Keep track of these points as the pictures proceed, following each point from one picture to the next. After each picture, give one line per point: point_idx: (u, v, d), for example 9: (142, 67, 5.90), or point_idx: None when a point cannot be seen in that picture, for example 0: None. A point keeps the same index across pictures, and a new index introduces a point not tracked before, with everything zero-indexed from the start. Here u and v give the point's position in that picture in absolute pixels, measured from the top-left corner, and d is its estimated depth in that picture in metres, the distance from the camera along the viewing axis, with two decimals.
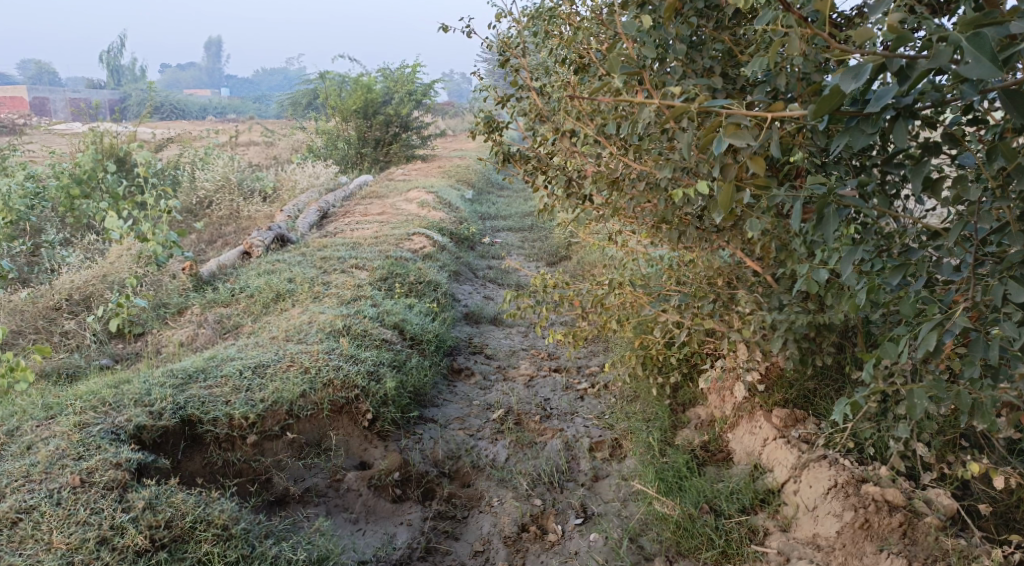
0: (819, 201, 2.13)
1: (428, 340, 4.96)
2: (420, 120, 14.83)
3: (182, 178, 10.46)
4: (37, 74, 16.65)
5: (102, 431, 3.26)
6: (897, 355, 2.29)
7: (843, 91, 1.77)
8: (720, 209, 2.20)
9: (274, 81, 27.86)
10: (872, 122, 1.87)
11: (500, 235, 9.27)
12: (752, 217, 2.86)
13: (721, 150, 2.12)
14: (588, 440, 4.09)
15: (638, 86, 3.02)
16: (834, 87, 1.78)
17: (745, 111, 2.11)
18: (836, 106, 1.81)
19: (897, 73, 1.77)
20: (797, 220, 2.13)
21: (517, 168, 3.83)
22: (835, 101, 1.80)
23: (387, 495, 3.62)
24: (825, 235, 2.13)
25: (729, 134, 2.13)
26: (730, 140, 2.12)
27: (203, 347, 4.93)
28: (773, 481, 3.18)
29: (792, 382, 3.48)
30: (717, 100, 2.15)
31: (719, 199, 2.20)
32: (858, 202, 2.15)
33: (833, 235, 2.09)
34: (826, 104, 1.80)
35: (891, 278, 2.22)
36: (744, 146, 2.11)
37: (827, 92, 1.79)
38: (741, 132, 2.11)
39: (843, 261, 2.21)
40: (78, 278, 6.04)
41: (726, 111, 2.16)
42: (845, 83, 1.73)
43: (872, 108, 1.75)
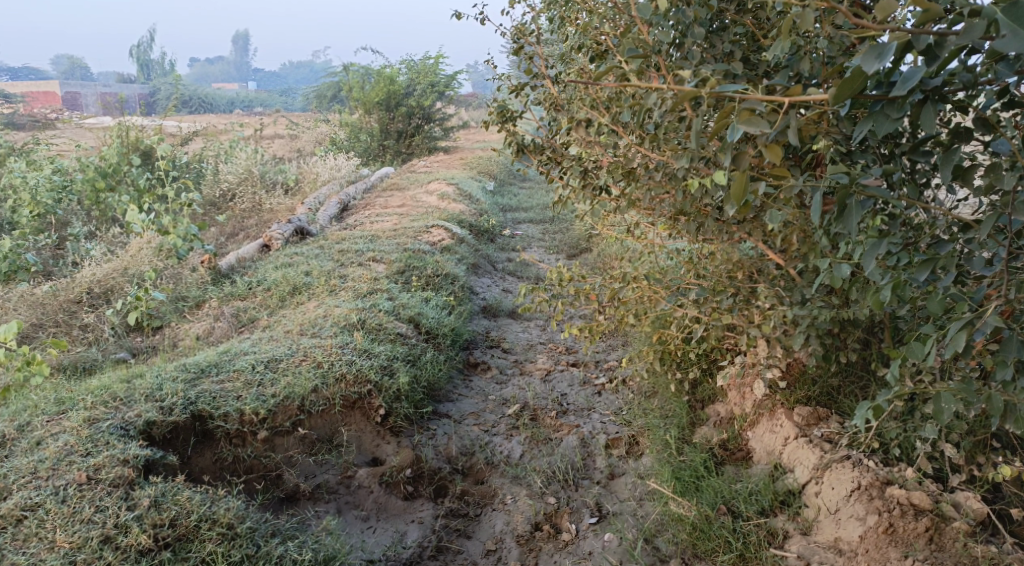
0: (841, 192, 2.01)
1: (445, 334, 4.91)
2: (443, 111, 14.77)
3: (207, 171, 10.52)
4: (69, 69, 16.90)
5: (112, 426, 3.25)
6: (924, 356, 2.22)
7: (865, 73, 1.66)
8: (734, 200, 2.09)
9: (300, 73, 27.92)
10: (899, 106, 1.75)
11: (520, 228, 9.18)
12: (773, 209, 2.74)
13: (735, 139, 2.00)
14: (604, 438, 4.01)
15: (653, 72, 2.92)
16: (856, 70, 1.66)
17: (761, 97, 1.98)
18: (857, 89, 1.70)
19: (924, 52, 1.65)
20: (816, 214, 2.01)
21: (532, 159, 3.74)
22: (856, 84, 1.69)
23: (399, 492, 3.56)
24: (847, 228, 2.01)
25: (743, 121, 2.00)
26: (744, 127, 2.00)
27: (218, 340, 4.92)
28: (794, 482, 3.06)
29: (815, 379, 3.37)
30: (732, 85, 2.02)
31: (733, 189, 2.08)
32: (883, 193, 2.02)
33: (855, 228, 1.97)
34: (847, 87, 1.69)
35: (917, 274, 2.09)
36: (759, 134, 1.98)
37: (849, 74, 1.67)
38: (756, 119, 1.98)
39: (866, 257, 2.06)
40: (98, 271, 6.07)
41: (740, 97, 2.03)
42: (868, 64, 1.61)
43: (897, 90, 1.64)
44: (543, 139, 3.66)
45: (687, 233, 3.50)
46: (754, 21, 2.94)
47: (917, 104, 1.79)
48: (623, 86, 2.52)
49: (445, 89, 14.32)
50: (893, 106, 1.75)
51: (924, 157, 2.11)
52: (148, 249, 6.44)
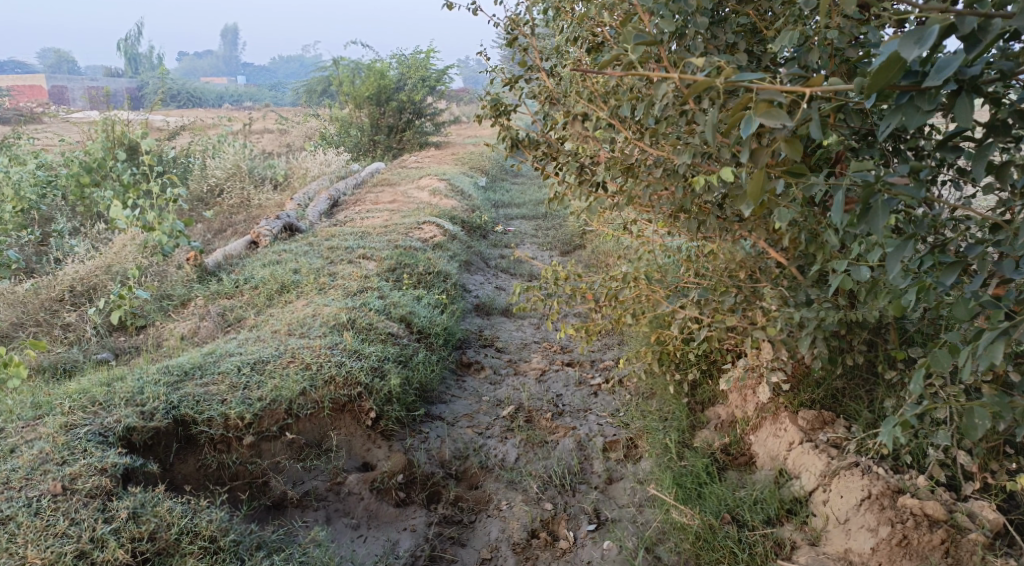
0: (864, 191, 1.89)
1: (437, 333, 4.79)
2: (434, 106, 14.61)
3: (194, 166, 10.35)
4: (55, 62, 16.64)
5: (90, 433, 3.12)
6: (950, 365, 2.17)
7: (901, 60, 1.55)
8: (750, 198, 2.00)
9: (289, 67, 27.62)
10: (930, 98, 1.64)
11: (513, 224, 9.07)
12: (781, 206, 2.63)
13: (751, 133, 1.88)
14: (601, 440, 3.92)
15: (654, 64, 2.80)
16: (892, 56, 1.56)
17: (781, 87, 1.86)
18: (891, 79, 1.59)
19: (966, 37, 1.54)
20: (836, 215, 1.90)
21: (527, 154, 3.60)
22: (890, 73, 1.58)
23: (390, 499, 3.44)
24: (871, 228, 1.88)
25: (761, 114, 1.89)
26: (763, 121, 1.88)
27: (204, 341, 4.78)
28: (800, 489, 2.95)
29: (819, 381, 3.26)
30: (748, 75, 1.89)
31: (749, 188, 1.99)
32: (914, 193, 1.88)
33: (882, 228, 1.85)
34: (881, 75, 1.58)
35: (943, 278, 1.96)
36: (781, 128, 1.86)
37: (884, 60, 1.56)
38: (776, 111, 1.86)
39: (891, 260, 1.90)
40: (81, 268, 5.91)
41: (757, 87, 1.89)
42: (906, 49, 1.50)
43: (933, 80, 1.53)
44: (539, 134, 3.54)
45: (688, 231, 3.40)
46: (760, 11, 2.83)
47: (950, 95, 1.68)
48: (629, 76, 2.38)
49: (436, 83, 14.15)
50: (924, 97, 1.64)
51: (954, 153, 1.92)
52: (133, 245, 6.29)
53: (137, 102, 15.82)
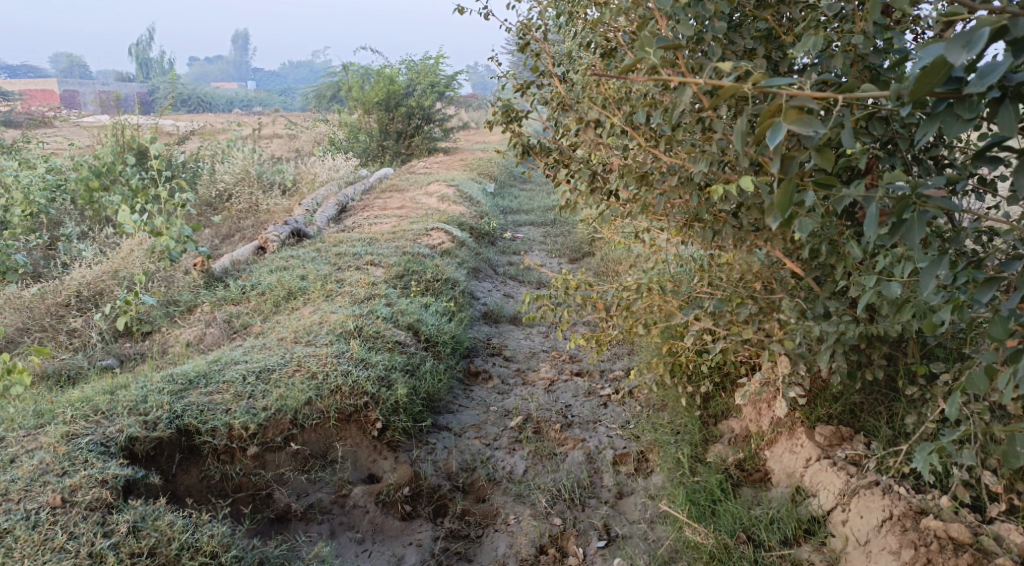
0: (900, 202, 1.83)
1: (445, 341, 4.72)
2: (443, 112, 14.58)
3: (203, 171, 10.33)
4: (68, 67, 16.70)
5: (91, 443, 3.07)
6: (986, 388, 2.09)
7: (946, 65, 1.50)
8: (779, 209, 1.84)
9: (299, 72, 27.68)
10: (971, 106, 1.57)
11: (521, 230, 9.01)
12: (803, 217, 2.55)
13: (778, 143, 1.73)
14: (611, 453, 3.84)
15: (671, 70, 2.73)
16: (939, 59, 1.49)
17: (813, 93, 1.72)
18: (935, 84, 1.53)
19: (1015, 43, 1.48)
20: (869, 229, 1.80)
21: (538, 161, 3.54)
22: (934, 78, 1.52)
23: (396, 512, 3.38)
24: (906, 240, 1.83)
25: (791, 121, 1.74)
26: (795, 129, 1.75)
27: (209, 347, 4.73)
28: (818, 508, 2.87)
29: (837, 395, 3.18)
30: (778, 79, 1.74)
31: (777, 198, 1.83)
32: (953, 205, 1.77)
33: (918, 243, 1.80)
34: (926, 79, 1.51)
35: (980, 296, 1.86)
36: (813, 136, 1.74)
37: (931, 64, 1.50)
38: (808, 119, 1.72)
39: (923, 276, 1.84)
40: (88, 273, 5.88)
41: (787, 92, 1.75)
42: (955, 52, 1.44)
43: (976, 86, 1.47)
44: (551, 140, 3.48)
45: (702, 241, 3.33)
46: (779, 16, 2.76)
47: (993, 102, 1.61)
48: (649, 78, 2.24)
49: (446, 89, 14.14)
50: (964, 105, 1.57)
51: (991, 164, 1.79)
52: (139, 250, 6.25)
53: (147, 107, 15.85)
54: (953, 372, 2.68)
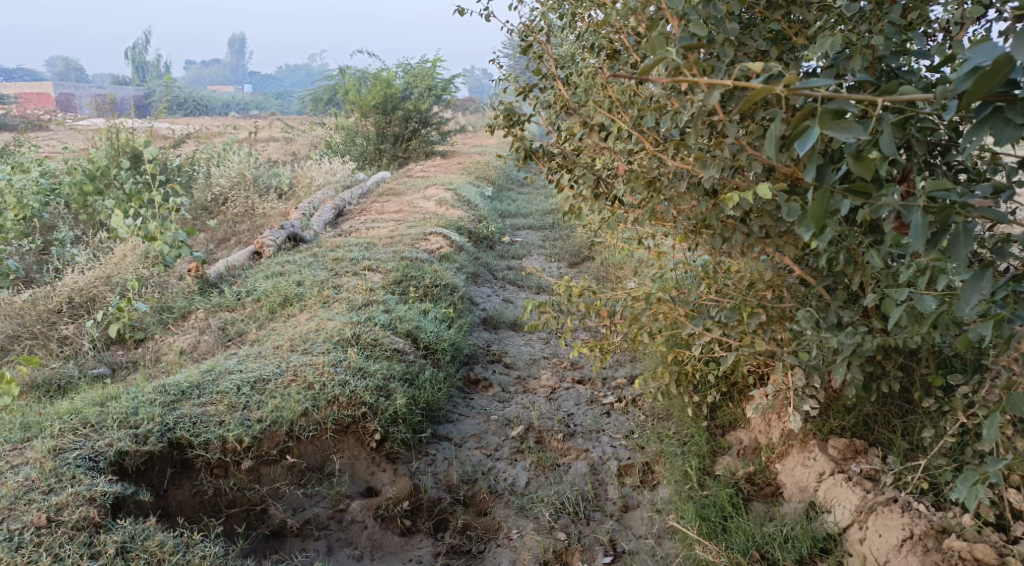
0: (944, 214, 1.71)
1: (444, 349, 4.61)
2: (440, 115, 14.49)
3: (198, 175, 10.21)
4: (64, 70, 16.57)
5: (80, 458, 2.97)
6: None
7: (1008, 66, 1.44)
8: (813, 217, 1.74)
9: (296, 75, 27.53)
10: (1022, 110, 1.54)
11: (519, 234, 8.91)
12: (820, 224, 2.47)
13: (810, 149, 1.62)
14: (615, 464, 3.74)
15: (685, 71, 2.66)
16: (1001, 59, 1.43)
17: (853, 95, 1.62)
18: (995, 86, 1.47)
19: None
20: (917, 239, 1.67)
21: (541, 166, 3.44)
22: (994, 79, 1.46)
23: (395, 527, 3.28)
24: (952, 254, 1.73)
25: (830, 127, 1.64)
26: (834, 133, 1.67)
27: (203, 355, 4.62)
28: (834, 525, 2.77)
29: (850, 407, 3.09)
30: (815, 81, 1.64)
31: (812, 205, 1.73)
32: (1000, 216, 1.71)
33: (965, 257, 1.71)
34: (986, 81, 1.46)
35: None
36: (851, 141, 1.66)
37: (993, 64, 1.44)
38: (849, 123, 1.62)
39: (965, 290, 1.76)
40: (81, 279, 5.76)
41: (825, 95, 1.64)
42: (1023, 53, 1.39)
43: None
44: (554, 144, 3.38)
45: (711, 247, 3.23)
46: (790, 16, 2.68)
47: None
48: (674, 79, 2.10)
49: (443, 92, 14.05)
50: (1016, 109, 1.55)
51: None
52: (133, 256, 6.14)
53: (143, 110, 15.75)
54: (972, 384, 2.59)
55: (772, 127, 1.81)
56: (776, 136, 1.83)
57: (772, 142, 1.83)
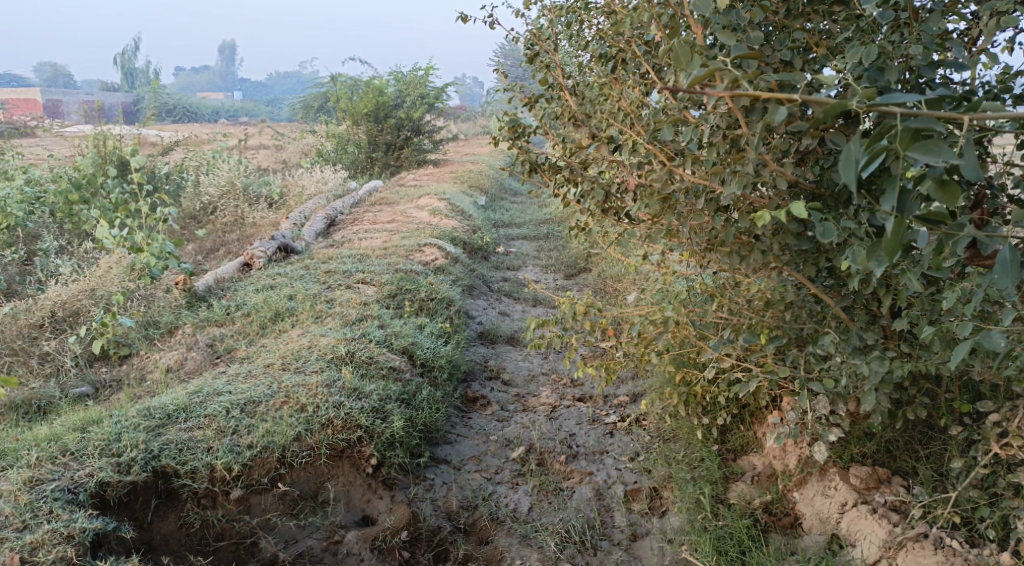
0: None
1: (441, 366, 4.45)
2: (433, 123, 14.33)
3: (187, 183, 10.01)
4: (52, 77, 16.34)
5: (58, 490, 2.81)
6: None
7: None
8: (887, 250, 1.51)
9: (288, 82, 27.33)
10: None
11: (514, 245, 8.76)
12: (853, 244, 2.33)
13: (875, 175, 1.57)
14: (621, 489, 3.59)
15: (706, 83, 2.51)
16: None
17: (940, 114, 1.53)
18: None
19: None
20: (1006, 277, 1.63)
21: (546, 179, 3.29)
22: None
23: (393, 560, 3.11)
24: None
25: (917, 147, 1.53)
26: (919, 156, 1.53)
27: (190, 373, 4.45)
28: (860, 560, 2.64)
29: (870, 432, 2.95)
30: (900, 96, 1.54)
31: (888, 235, 1.51)
32: None
33: None
34: None
35: None
36: (939, 163, 1.52)
37: None
38: (938, 144, 1.51)
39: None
40: (64, 292, 5.57)
41: (910, 113, 1.54)
42: None
43: None
44: (560, 157, 3.24)
45: (725, 265, 3.09)
46: (812, 24, 2.54)
47: None
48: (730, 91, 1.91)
49: (435, 101, 13.90)
50: None
51: None
52: (118, 268, 5.96)
53: (131, 117, 15.54)
54: (1005, 411, 2.45)
55: (851, 146, 1.52)
56: (854, 158, 1.53)
57: (850, 166, 1.52)
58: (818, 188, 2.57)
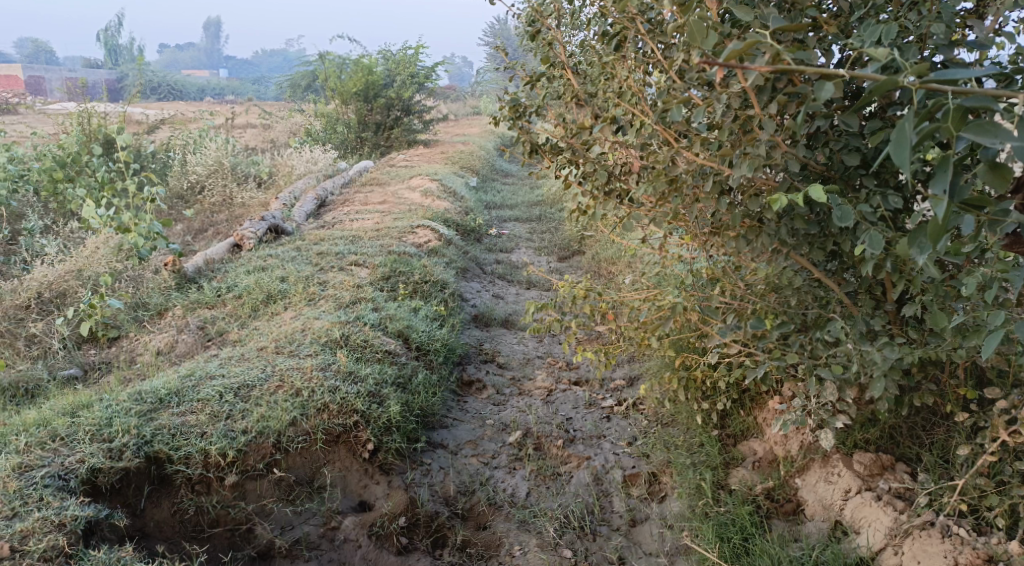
0: None
1: (437, 350, 4.39)
2: (423, 103, 14.17)
3: (174, 162, 9.86)
4: (35, 53, 16.02)
5: (48, 477, 2.74)
6: None
7: None
8: (933, 236, 1.48)
9: (274, 59, 26.91)
10: None
11: (507, 226, 8.68)
12: (867, 229, 2.29)
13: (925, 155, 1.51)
14: (620, 473, 3.56)
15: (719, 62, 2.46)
16: None
17: (996, 94, 1.48)
18: None
19: None
20: None
21: (547, 160, 3.23)
22: None
23: (391, 546, 3.07)
24: None
25: (973, 129, 1.48)
26: (974, 137, 1.48)
27: (181, 356, 4.38)
28: (865, 547, 2.63)
29: (874, 419, 2.94)
30: (959, 73, 1.48)
31: (935, 221, 1.48)
32: None
33: None
34: None
35: None
36: (995, 146, 1.47)
37: None
38: (993, 127, 1.47)
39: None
40: (50, 273, 5.46)
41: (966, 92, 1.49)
42: None
43: None
44: (562, 138, 3.17)
45: (729, 248, 3.05)
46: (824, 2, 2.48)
47: None
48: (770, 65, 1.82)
49: (425, 80, 13.74)
50: None
51: None
52: (105, 249, 5.84)
53: (115, 94, 15.31)
54: (1013, 397, 2.43)
55: (906, 124, 1.45)
56: (907, 138, 1.46)
57: (902, 146, 1.45)
58: (827, 172, 2.56)
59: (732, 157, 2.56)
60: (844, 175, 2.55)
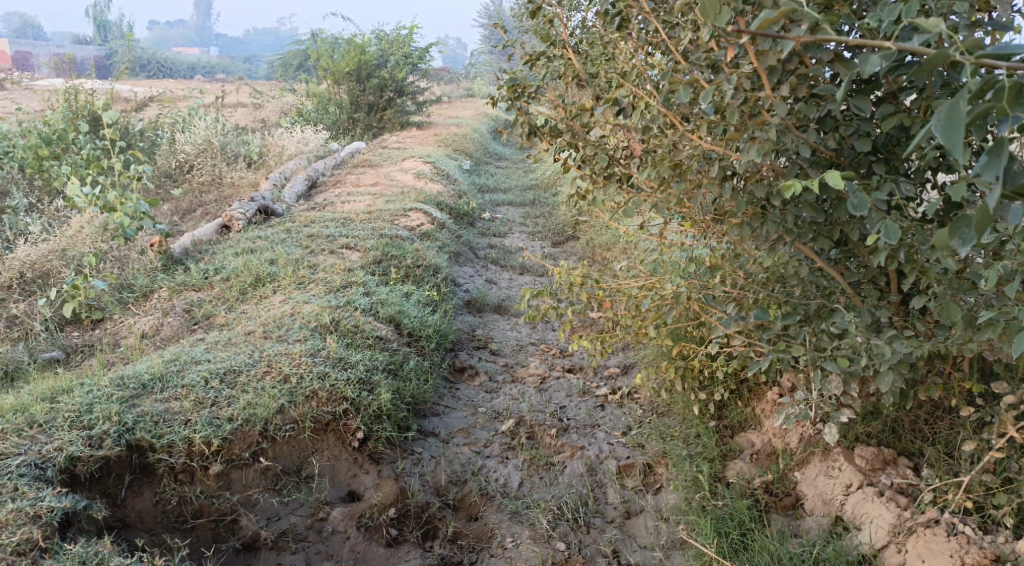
0: None
1: (429, 336, 4.30)
2: (416, 85, 13.98)
3: (162, 140, 9.68)
4: (22, 27, 15.73)
5: (24, 465, 2.65)
6: None
7: None
8: (980, 226, 1.40)
9: (266, 37, 26.51)
10: None
11: (500, 210, 8.57)
12: (880, 218, 2.20)
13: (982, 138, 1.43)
14: (614, 464, 3.49)
15: (728, 41, 2.37)
16: None
17: None
18: None
19: None
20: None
21: (544, 142, 3.12)
22: None
23: (381, 538, 3.00)
24: None
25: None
26: None
27: (166, 340, 4.28)
28: (867, 545, 2.57)
29: (877, 413, 2.87)
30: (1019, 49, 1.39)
31: (983, 210, 1.40)
32: None
33: None
34: None
35: None
36: None
37: None
38: None
39: None
40: (33, 252, 5.33)
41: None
42: None
43: None
44: (561, 119, 3.06)
45: (731, 236, 2.96)
46: None
47: None
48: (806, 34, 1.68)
49: (419, 61, 13.55)
50: None
51: None
52: (90, 228, 5.70)
53: (102, 70, 15.06)
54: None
55: (961, 104, 1.36)
56: (961, 118, 1.37)
57: (954, 128, 1.37)
58: (836, 158, 2.47)
59: (739, 141, 2.47)
60: (853, 161, 2.47)
